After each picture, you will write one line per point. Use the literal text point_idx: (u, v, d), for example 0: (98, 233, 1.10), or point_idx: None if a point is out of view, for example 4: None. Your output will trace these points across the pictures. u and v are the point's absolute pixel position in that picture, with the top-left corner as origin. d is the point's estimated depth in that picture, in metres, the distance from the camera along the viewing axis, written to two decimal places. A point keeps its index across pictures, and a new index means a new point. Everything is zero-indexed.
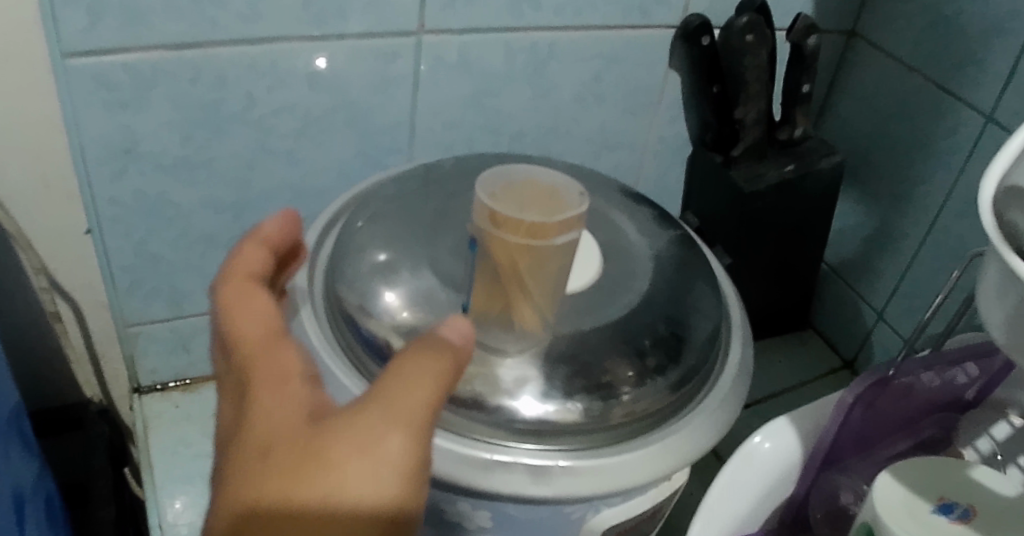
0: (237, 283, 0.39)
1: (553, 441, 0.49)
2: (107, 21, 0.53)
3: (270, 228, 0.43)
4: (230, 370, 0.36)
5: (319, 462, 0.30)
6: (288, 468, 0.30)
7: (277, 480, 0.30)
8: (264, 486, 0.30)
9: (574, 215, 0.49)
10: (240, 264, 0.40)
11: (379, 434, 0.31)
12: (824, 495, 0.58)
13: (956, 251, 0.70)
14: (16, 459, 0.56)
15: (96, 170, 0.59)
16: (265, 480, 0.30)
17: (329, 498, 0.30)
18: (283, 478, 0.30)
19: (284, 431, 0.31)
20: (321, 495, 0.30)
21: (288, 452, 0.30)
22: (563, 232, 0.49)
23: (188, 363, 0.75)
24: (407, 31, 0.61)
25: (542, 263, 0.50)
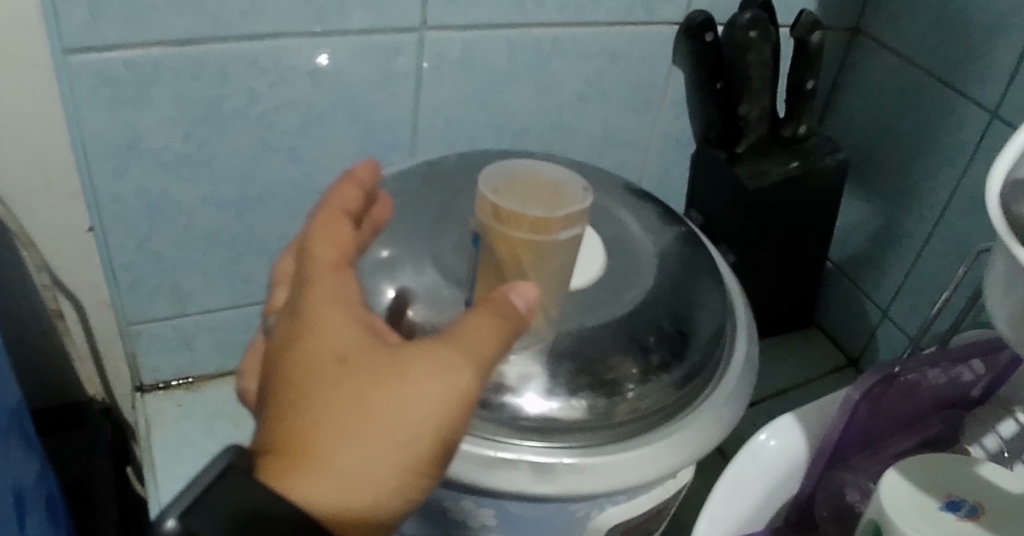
0: (329, 212, 0.43)
1: (557, 438, 0.49)
2: (108, 17, 0.53)
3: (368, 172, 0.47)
4: (299, 281, 0.39)
5: (405, 378, 0.35)
6: (375, 379, 0.34)
7: (366, 388, 0.34)
8: (354, 390, 0.34)
9: (579, 211, 0.49)
10: (341, 195, 0.44)
11: (457, 368, 0.35)
12: (830, 493, 0.57)
13: (961, 248, 0.69)
14: (17, 457, 0.56)
15: (98, 166, 0.59)
16: (354, 384, 0.34)
17: (408, 410, 0.34)
18: (371, 386, 0.34)
19: (370, 353, 0.35)
20: (403, 407, 0.34)
21: (376, 365, 0.35)
22: (568, 227, 0.48)
23: (191, 362, 0.74)
24: (409, 28, 0.61)
25: (546, 260, 0.49)
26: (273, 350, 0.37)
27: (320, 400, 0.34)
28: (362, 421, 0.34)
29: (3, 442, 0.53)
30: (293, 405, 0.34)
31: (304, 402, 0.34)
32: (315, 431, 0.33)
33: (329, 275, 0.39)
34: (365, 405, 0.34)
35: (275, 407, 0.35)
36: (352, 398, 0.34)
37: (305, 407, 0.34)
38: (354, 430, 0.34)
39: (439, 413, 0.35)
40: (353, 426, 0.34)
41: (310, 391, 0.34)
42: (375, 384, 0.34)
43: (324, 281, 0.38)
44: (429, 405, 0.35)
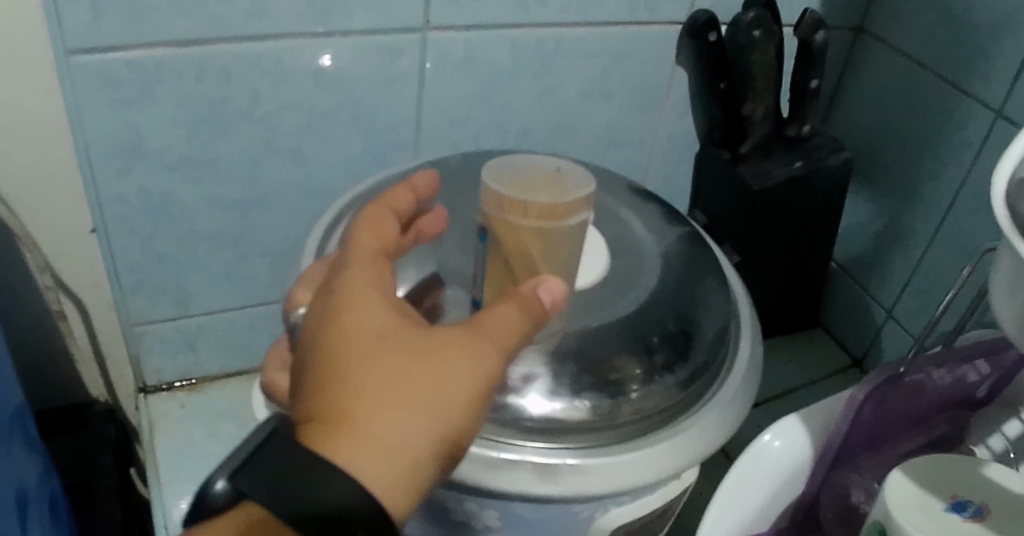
0: (378, 207, 0.45)
1: (560, 439, 0.49)
2: (110, 17, 0.53)
3: (420, 181, 0.50)
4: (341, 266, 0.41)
5: (443, 354, 0.36)
6: (414, 355, 0.36)
7: (405, 362, 0.35)
8: (394, 364, 0.35)
9: (583, 198, 0.49)
10: (395, 196, 0.47)
11: (489, 348, 0.37)
12: (836, 493, 0.56)
13: (967, 248, 0.69)
14: (19, 458, 0.56)
15: (101, 168, 0.59)
16: (394, 357, 0.35)
17: (446, 384, 0.36)
18: (411, 362, 0.36)
19: (411, 331, 0.37)
20: (441, 381, 0.35)
21: (415, 342, 0.36)
22: (573, 215, 0.49)
23: (194, 363, 0.74)
24: (412, 28, 0.60)
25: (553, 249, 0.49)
26: (308, 329, 0.38)
27: (361, 371, 0.35)
28: (402, 394, 0.35)
29: (6, 443, 0.53)
30: (334, 377, 0.35)
31: (344, 373, 0.35)
32: (358, 400, 0.34)
33: (368, 262, 0.41)
34: (404, 377, 0.35)
35: (315, 379, 0.36)
36: (392, 370, 0.35)
37: (346, 378, 0.35)
38: (393, 398, 0.35)
39: (473, 389, 0.36)
40: (394, 396, 0.35)
41: (351, 362, 0.35)
42: (415, 359, 0.36)
43: (363, 265, 0.40)
44: (466, 380, 0.36)
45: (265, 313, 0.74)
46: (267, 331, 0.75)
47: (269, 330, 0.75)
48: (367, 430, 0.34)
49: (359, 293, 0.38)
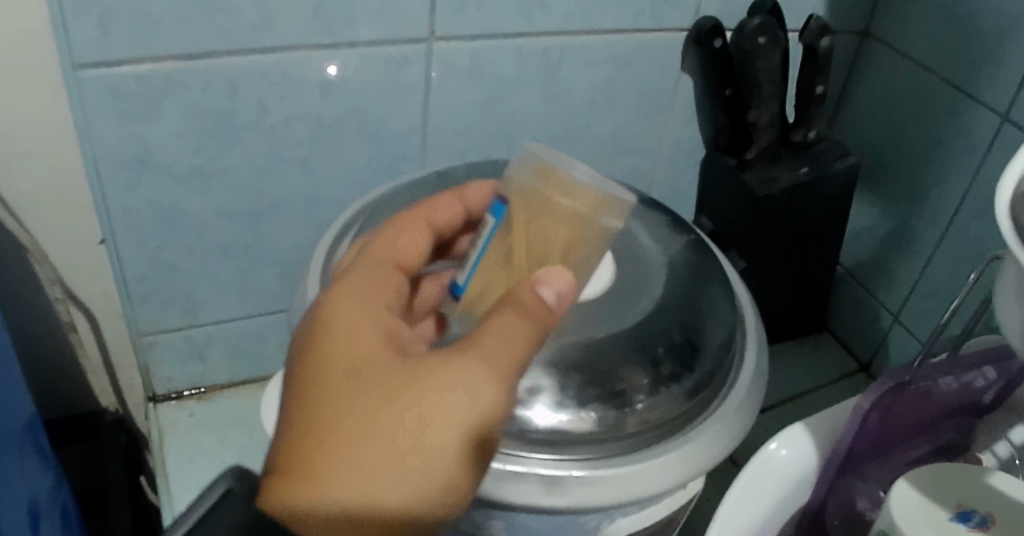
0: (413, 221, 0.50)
1: (566, 450, 0.49)
2: (117, 32, 0.53)
3: (472, 191, 0.54)
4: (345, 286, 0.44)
5: (421, 393, 0.39)
6: (393, 393, 0.39)
7: (382, 400, 0.38)
8: (371, 402, 0.38)
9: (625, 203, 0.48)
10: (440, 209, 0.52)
11: (474, 378, 0.39)
12: (842, 501, 0.57)
13: (974, 252, 0.69)
14: (32, 469, 0.56)
15: (109, 180, 0.59)
16: (371, 396, 0.38)
17: (424, 420, 0.38)
18: (389, 400, 0.38)
19: (394, 366, 0.40)
20: (418, 418, 0.38)
21: (396, 378, 0.39)
22: (611, 212, 0.47)
23: (203, 371, 0.75)
24: (417, 38, 0.61)
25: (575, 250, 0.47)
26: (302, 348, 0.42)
27: (339, 409, 0.38)
28: (380, 434, 0.38)
29: (17, 456, 0.54)
30: (316, 409, 0.39)
31: (325, 408, 0.38)
32: (335, 440, 0.38)
33: (364, 288, 0.44)
34: (381, 416, 0.38)
35: (300, 408, 0.39)
36: (370, 411, 0.38)
37: (326, 413, 0.38)
38: (368, 436, 0.38)
39: (456, 422, 0.39)
40: (373, 436, 0.38)
41: (331, 399, 0.39)
42: (391, 398, 0.38)
43: (358, 292, 0.43)
44: (445, 414, 0.38)
45: (273, 322, 0.74)
46: (276, 339, 0.75)
47: (278, 338, 0.75)
48: (347, 473, 0.37)
49: (348, 323, 0.41)
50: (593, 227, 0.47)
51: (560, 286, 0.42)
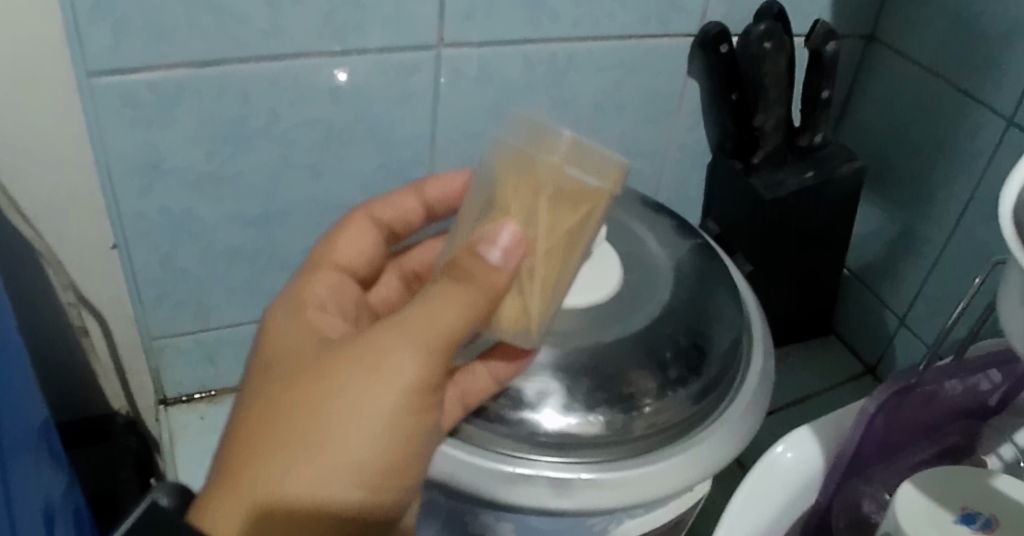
0: (362, 220, 0.56)
1: (574, 454, 0.50)
2: (130, 40, 0.54)
3: (431, 187, 0.58)
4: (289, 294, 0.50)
5: (328, 376, 0.42)
6: (304, 380, 0.42)
7: (295, 387, 0.42)
8: (285, 391, 0.42)
9: (608, 163, 0.47)
10: (390, 206, 0.57)
11: (390, 346, 0.42)
12: (847, 503, 0.58)
13: (979, 255, 0.69)
14: (47, 471, 0.57)
15: (122, 186, 0.60)
16: (284, 387, 0.42)
17: (339, 390, 0.41)
18: (301, 387, 0.42)
19: (309, 359, 0.43)
20: (334, 389, 0.41)
21: (308, 368, 0.42)
22: (581, 171, 0.46)
23: (214, 374, 0.75)
24: (426, 45, 0.61)
25: (544, 215, 0.46)
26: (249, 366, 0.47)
27: (259, 403, 0.42)
28: (298, 405, 0.41)
29: (32, 458, 0.54)
30: (244, 410, 0.43)
31: (249, 406, 0.42)
32: (257, 426, 0.41)
33: (300, 306, 0.48)
34: (294, 401, 0.41)
35: (237, 412, 0.43)
36: (293, 386, 0.42)
37: (250, 409, 0.42)
38: (283, 421, 0.41)
39: (372, 390, 0.41)
40: (291, 409, 0.41)
41: (254, 397, 0.43)
42: (306, 380, 0.42)
43: (289, 312, 0.48)
44: (361, 383, 0.41)
45: None
46: None
47: None
48: (266, 443, 0.41)
49: (281, 336, 0.46)
50: (563, 188, 0.46)
51: (500, 246, 0.44)
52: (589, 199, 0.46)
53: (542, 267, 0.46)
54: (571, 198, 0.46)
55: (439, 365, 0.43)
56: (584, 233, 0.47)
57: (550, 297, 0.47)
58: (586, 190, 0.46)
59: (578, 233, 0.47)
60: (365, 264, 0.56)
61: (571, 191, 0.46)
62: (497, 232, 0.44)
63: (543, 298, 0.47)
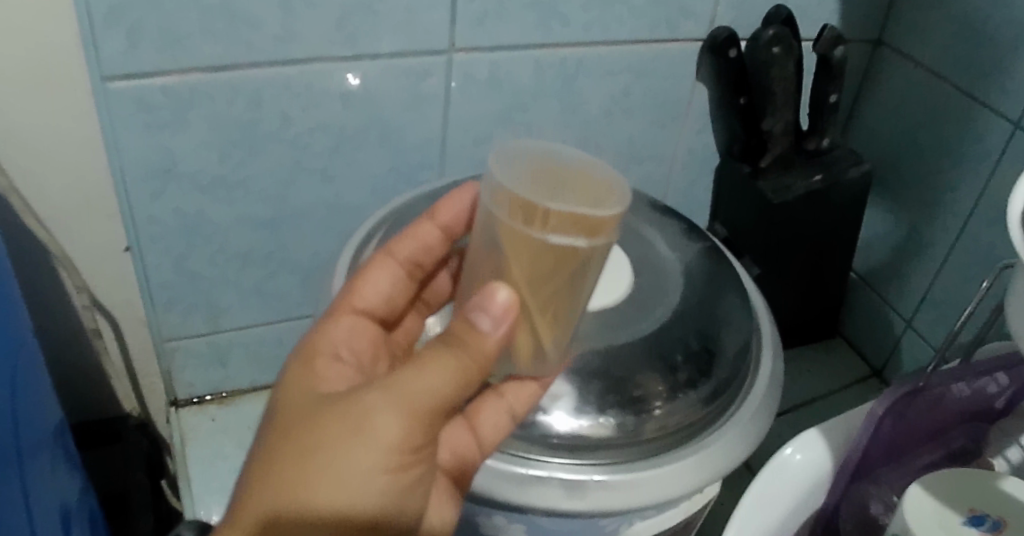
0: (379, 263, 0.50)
1: (586, 455, 0.50)
2: (145, 45, 0.54)
3: (443, 209, 0.51)
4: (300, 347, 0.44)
5: (319, 445, 0.37)
6: (295, 450, 0.37)
7: (286, 460, 0.37)
8: (277, 463, 0.37)
9: (595, 216, 0.38)
10: (409, 242, 0.50)
11: (372, 408, 0.37)
12: (855, 506, 0.58)
13: (986, 259, 0.70)
14: (62, 473, 0.58)
15: (135, 190, 0.61)
16: (274, 458, 0.37)
17: (320, 452, 0.37)
18: (292, 459, 0.37)
19: (299, 422, 0.38)
20: (314, 451, 0.37)
21: (298, 434, 0.37)
22: (564, 239, 0.39)
23: (225, 376, 0.76)
24: (438, 50, 0.62)
25: (539, 275, 0.41)
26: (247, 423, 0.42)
27: (251, 476, 0.37)
28: (277, 467, 0.37)
29: (49, 459, 0.55)
30: (238, 483, 0.38)
31: (242, 480, 0.38)
32: (250, 505, 0.37)
33: (299, 356, 0.43)
34: (286, 475, 0.37)
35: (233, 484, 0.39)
36: (273, 451, 0.37)
37: (244, 483, 0.38)
38: (276, 498, 0.36)
39: (354, 454, 0.37)
40: (282, 484, 0.36)
41: (247, 469, 0.38)
42: (297, 450, 0.37)
43: (292, 362, 0.42)
44: (342, 447, 0.37)
45: (294, 327, 0.75)
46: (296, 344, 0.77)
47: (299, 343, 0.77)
48: (250, 518, 0.36)
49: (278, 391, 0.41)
50: (553, 253, 0.40)
51: (491, 312, 0.40)
52: (588, 252, 0.40)
53: (551, 306, 0.43)
54: (566, 261, 0.40)
55: (425, 430, 0.39)
56: (589, 271, 0.42)
57: (566, 319, 0.45)
58: (577, 251, 0.40)
59: (582, 273, 0.42)
60: (390, 310, 0.50)
61: (553, 251, 0.40)
62: (491, 293, 0.40)
63: (559, 327, 0.45)
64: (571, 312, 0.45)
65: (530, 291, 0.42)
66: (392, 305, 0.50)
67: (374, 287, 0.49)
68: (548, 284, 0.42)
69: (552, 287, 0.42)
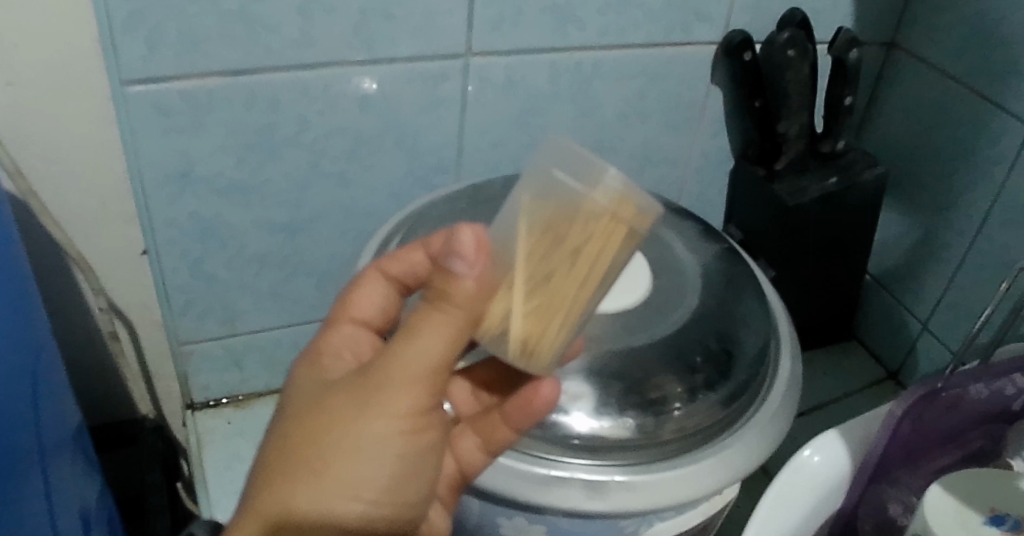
0: (371, 276, 0.49)
1: (607, 456, 0.50)
2: (164, 49, 0.55)
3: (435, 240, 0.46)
4: (306, 351, 0.47)
5: (331, 422, 0.40)
6: (310, 427, 0.40)
7: (303, 437, 0.40)
8: (295, 441, 0.40)
9: (630, 192, 0.40)
10: (398, 263, 0.48)
11: (380, 381, 0.40)
12: (875, 507, 0.58)
13: (1002, 261, 0.69)
14: (81, 475, 0.58)
15: (153, 193, 0.61)
16: (292, 438, 0.40)
17: (335, 427, 0.40)
18: (309, 436, 0.40)
19: (312, 404, 0.41)
20: (329, 426, 0.40)
21: (311, 414, 0.40)
22: (570, 180, 0.41)
23: (241, 380, 0.76)
24: (455, 54, 0.62)
25: (542, 247, 0.41)
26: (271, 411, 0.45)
27: (272, 455, 0.40)
28: (298, 444, 0.40)
29: (68, 461, 0.56)
30: (261, 463, 0.41)
31: (265, 459, 0.41)
32: (272, 479, 0.40)
33: (309, 355, 0.46)
34: (304, 450, 0.40)
35: (257, 465, 0.42)
36: (291, 430, 0.41)
37: (266, 463, 0.41)
38: (297, 471, 0.40)
39: (368, 422, 0.40)
40: (300, 458, 0.40)
41: (268, 451, 0.41)
42: (312, 427, 0.40)
43: (303, 359, 0.46)
44: (355, 419, 0.40)
45: (311, 331, 0.75)
46: None
47: None
48: (272, 489, 0.40)
49: (295, 383, 0.44)
50: (567, 209, 0.41)
51: (468, 261, 0.40)
52: (605, 231, 0.40)
53: (543, 297, 0.42)
54: (577, 229, 0.41)
55: (433, 392, 0.41)
56: (598, 271, 0.41)
57: (547, 326, 0.42)
58: (597, 220, 0.40)
59: (590, 269, 0.41)
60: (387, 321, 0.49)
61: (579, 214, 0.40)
62: (458, 236, 0.40)
63: (536, 323, 0.42)
64: (556, 315, 0.42)
65: (526, 263, 0.42)
66: (390, 311, 0.49)
67: (369, 296, 0.49)
68: (548, 261, 0.41)
69: (549, 268, 0.41)
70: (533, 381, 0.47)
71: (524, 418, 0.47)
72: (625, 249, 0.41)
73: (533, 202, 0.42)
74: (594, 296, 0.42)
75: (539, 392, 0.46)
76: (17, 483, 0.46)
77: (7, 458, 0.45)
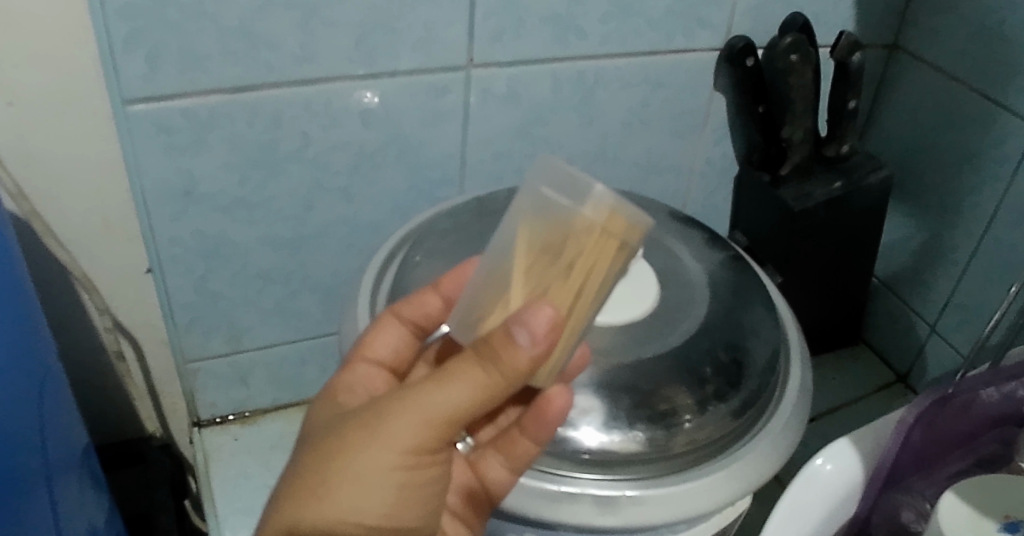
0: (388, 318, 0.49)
1: (618, 471, 0.50)
2: (164, 67, 0.54)
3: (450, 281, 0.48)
4: (327, 387, 0.47)
5: (339, 450, 0.40)
6: (321, 454, 0.40)
7: (313, 463, 0.40)
8: (305, 467, 0.40)
9: (615, 205, 0.39)
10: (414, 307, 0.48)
11: (388, 413, 0.40)
12: (886, 514, 0.57)
13: (1012, 263, 0.69)
14: (89, 496, 0.58)
15: (156, 213, 0.61)
16: (305, 462, 0.41)
17: (342, 454, 0.40)
18: (317, 463, 0.40)
19: (327, 433, 0.41)
20: (337, 452, 0.40)
21: (324, 442, 0.41)
22: (556, 195, 0.40)
23: (246, 396, 0.76)
24: (456, 66, 0.62)
25: (534, 262, 0.41)
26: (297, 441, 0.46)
27: (287, 479, 0.41)
28: (306, 470, 0.40)
29: (76, 483, 0.55)
30: (278, 486, 0.42)
31: (282, 481, 0.41)
32: (282, 501, 0.40)
33: (330, 391, 0.46)
34: (313, 473, 0.40)
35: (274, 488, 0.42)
36: (306, 456, 0.41)
37: (281, 485, 0.41)
38: (304, 493, 0.40)
39: (371, 449, 0.39)
40: (308, 482, 0.40)
41: (285, 474, 0.42)
42: (323, 454, 0.40)
43: (325, 396, 0.46)
44: (360, 446, 0.39)
45: (316, 346, 0.75)
46: (318, 362, 0.76)
47: (320, 361, 0.76)
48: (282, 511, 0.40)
49: (318, 414, 0.44)
50: (559, 224, 0.40)
51: (537, 331, 0.38)
52: (596, 247, 0.39)
53: None
54: (568, 245, 0.40)
55: (444, 434, 0.40)
56: (591, 286, 0.40)
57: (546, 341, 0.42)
58: (586, 234, 0.39)
59: (581, 284, 0.40)
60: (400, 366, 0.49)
61: (571, 232, 0.40)
62: (536, 314, 0.38)
63: None
64: None
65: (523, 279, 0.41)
66: (406, 358, 0.49)
67: (383, 339, 0.48)
68: (545, 276, 0.41)
69: (544, 283, 0.41)
70: (544, 391, 0.47)
71: (540, 429, 0.47)
72: (616, 263, 0.40)
73: (531, 221, 0.41)
74: (588, 309, 0.41)
75: (551, 402, 0.46)
76: (25, 508, 0.46)
77: (11, 485, 0.44)
